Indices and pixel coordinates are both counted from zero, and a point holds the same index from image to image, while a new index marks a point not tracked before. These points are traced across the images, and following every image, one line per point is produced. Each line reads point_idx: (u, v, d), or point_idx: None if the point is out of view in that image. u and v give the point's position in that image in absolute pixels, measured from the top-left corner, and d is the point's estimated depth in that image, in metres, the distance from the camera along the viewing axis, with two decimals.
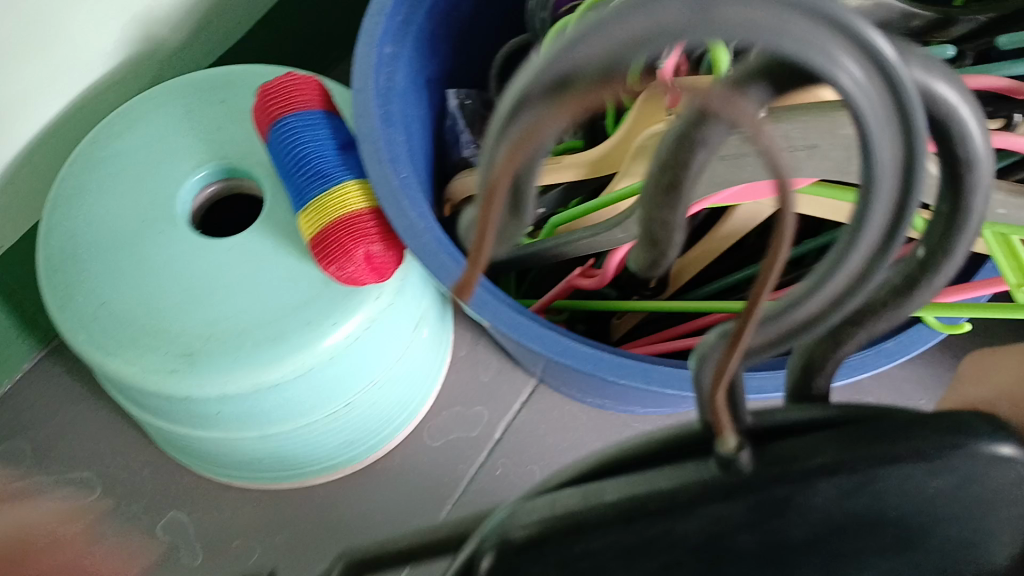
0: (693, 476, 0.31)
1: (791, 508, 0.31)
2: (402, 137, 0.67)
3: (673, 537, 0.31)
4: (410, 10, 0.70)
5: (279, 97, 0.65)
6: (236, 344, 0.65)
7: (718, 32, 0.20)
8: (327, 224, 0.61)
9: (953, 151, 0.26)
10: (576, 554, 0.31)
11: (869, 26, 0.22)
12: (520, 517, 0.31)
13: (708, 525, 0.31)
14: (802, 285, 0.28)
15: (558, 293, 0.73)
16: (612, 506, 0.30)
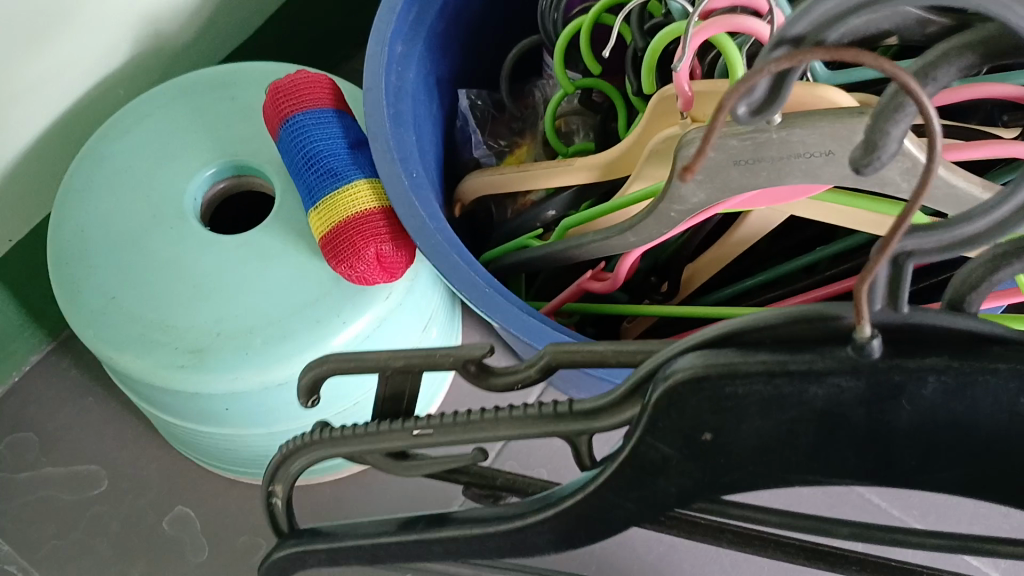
0: (835, 353, 0.30)
1: (903, 398, 0.31)
2: (413, 136, 0.67)
3: (804, 403, 0.31)
4: (421, 11, 0.70)
5: (290, 95, 0.65)
6: (244, 342, 0.65)
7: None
8: (337, 223, 0.61)
9: None
10: (725, 397, 0.32)
11: None
12: (682, 360, 0.32)
13: (834, 399, 0.31)
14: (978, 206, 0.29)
15: (569, 297, 0.73)
16: (760, 363, 0.31)
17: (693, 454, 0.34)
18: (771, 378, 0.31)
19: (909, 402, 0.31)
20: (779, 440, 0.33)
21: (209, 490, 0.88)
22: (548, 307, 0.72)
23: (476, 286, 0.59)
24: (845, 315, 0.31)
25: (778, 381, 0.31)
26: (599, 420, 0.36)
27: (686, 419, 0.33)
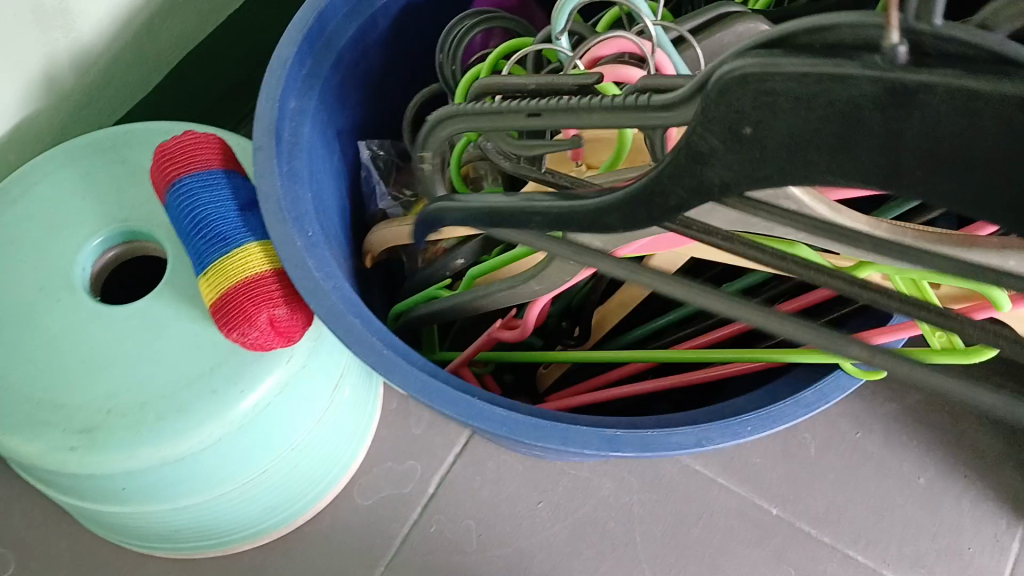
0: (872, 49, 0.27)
1: (916, 107, 0.27)
2: (309, 194, 0.65)
3: (846, 106, 0.28)
4: (315, 64, 0.68)
5: (176, 158, 0.63)
6: (138, 418, 0.62)
7: None
8: (227, 288, 0.59)
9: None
10: (770, 88, 0.29)
11: None
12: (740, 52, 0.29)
13: (873, 99, 0.27)
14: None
15: (481, 347, 0.71)
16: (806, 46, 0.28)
17: (734, 146, 0.31)
18: (806, 78, 0.28)
19: (922, 114, 0.27)
20: (810, 138, 0.30)
21: (126, 564, 0.84)
22: (458, 359, 0.70)
23: (375, 350, 0.56)
24: (871, 24, 0.27)
25: (812, 79, 0.28)
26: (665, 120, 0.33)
27: (726, 110, 0.30)
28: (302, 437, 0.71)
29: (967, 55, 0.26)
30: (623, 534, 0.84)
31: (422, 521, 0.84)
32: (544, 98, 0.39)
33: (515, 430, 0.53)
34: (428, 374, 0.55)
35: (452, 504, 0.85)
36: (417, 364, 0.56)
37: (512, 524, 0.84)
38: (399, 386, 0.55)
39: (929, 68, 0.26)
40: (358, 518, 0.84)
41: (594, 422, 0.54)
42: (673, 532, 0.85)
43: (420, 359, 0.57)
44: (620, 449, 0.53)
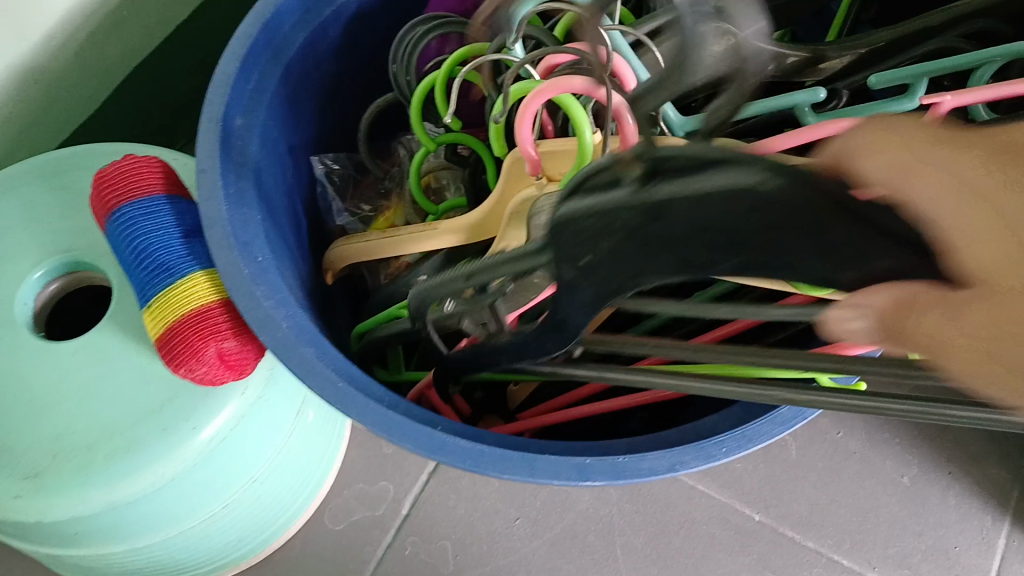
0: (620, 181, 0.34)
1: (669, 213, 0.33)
2: (258, 215, 0.62)
3: (623, 226, 0.35)
4: (261, 78, 0.65)
5: (115, 184, 0.60)
6: (84, 461, 0.58)
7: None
8: (172, 321, 0.56)
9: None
10: (572, 232, 0.39)
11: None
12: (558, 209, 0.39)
13: (629, 223, 0.35)
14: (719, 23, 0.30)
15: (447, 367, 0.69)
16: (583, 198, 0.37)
17: (582, 274, 0.41)
18: (595, 213, 0.36)
19: (688, 216, 0.32)
20: (635, 245, 0.36)
21: None
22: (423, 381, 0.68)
23: (329, 383, 0.54)
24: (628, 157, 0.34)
25: (598, 214, 0.36)
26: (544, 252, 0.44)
27: (567, 241, 0.40)
28: (264, 467, 0.68)
29: (690, 158, 0.31)
30: (603, 548, 0.82)
31: (396, 544, 0.81)
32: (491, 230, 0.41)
33: (480, 463, 0.51)
34: (386, 408, 0.53)
35: (426, 524, 0.82)
36: (374, 397, 0.54)
37: (489, 542, 0.82)
38: (356, 421, 0.52)
39: (666, 184, 0.32)
40: (330, 543, 0.81)
41: (559, 448, 0.52)
42: (655, 544, 0.83)
43: (378, 391, 0.54)
44: (590, 478, 0.50)
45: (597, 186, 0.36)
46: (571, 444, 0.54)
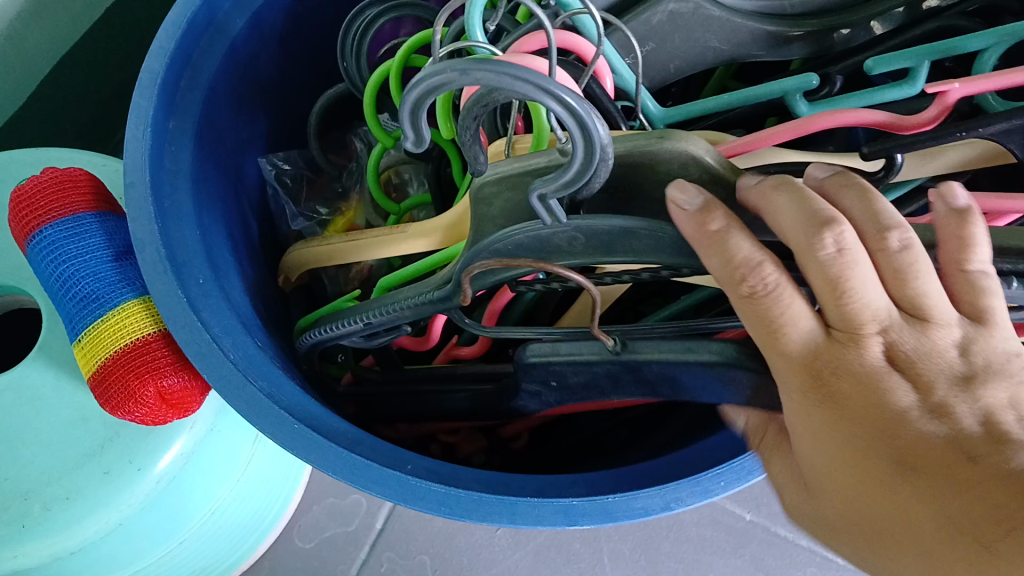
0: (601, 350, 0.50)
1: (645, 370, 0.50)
2: (197, 231, 0.56)
3: (618, 375, 0.51)
4: (194, 74, 0.59)
5: (33, 205, 0.54)
6: (20, 512, 0.53)
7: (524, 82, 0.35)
8: (105, 359, 0.50)
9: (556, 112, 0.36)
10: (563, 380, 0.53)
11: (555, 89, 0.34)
12: (538, 351, 0.52)
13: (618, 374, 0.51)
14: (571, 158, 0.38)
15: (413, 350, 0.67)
16: (563, 355, 0.51)
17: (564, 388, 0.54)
18: (574, 364, 0.51)
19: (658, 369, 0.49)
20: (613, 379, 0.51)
21: None
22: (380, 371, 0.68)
23: (286, 426, 0.48)
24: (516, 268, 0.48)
25: (578, 364, 0.51)
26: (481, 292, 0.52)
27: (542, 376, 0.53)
28: (222, 499, 0.63)
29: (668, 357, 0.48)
30: (589, 555, 0.78)
31: (372, 560, 0.77)
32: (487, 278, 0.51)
33: (455, 509, 0.47)
34: (351, 451, 0.48)
35: (402, 538, 0.78)
36: (337, 438, 0.49)
37: (470, 555, 0.78)
38: (316, 467, 0.48)
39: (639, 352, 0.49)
40: (300, 563, 0.77)
41: (540, 491, 0.48)
42: (644, 549, 0.79)
43: (340, 429, 0.50)
44: (578, 522, 0.47)
45: (482, 273, 0.50)
46: (553, 480, 0.50)
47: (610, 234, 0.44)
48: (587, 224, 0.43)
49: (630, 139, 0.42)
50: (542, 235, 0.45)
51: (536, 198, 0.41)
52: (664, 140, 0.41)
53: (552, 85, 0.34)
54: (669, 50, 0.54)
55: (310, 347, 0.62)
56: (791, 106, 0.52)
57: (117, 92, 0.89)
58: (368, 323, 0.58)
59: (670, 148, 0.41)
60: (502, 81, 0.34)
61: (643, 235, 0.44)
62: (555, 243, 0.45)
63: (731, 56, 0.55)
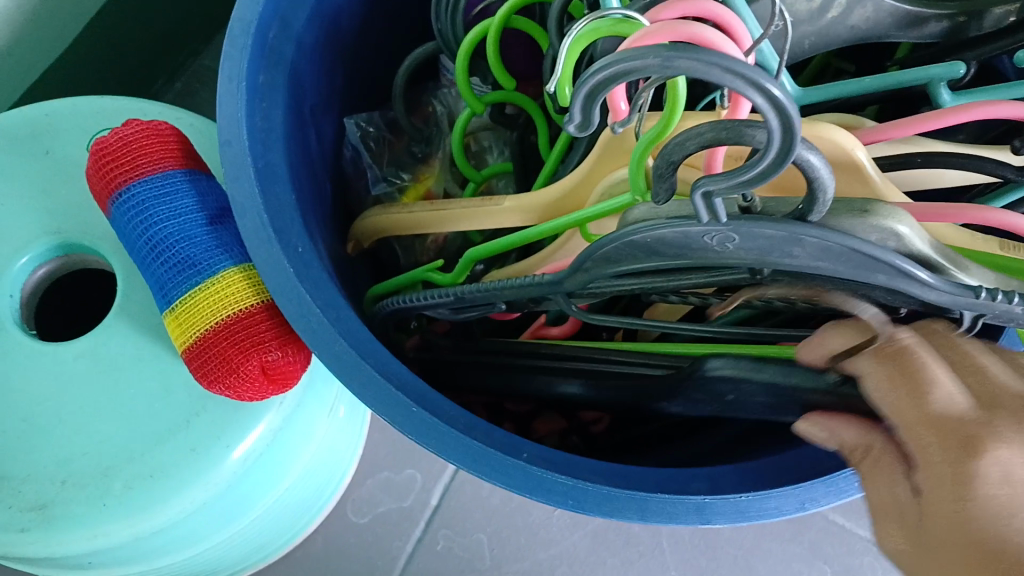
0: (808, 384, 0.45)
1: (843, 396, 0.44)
2: (292, 195, 0.52)
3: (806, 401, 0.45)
4: (286, 25, 0.54)
5: (118, 160, 0.50)
6: (100, 489, 0.50)
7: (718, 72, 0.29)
8: (206, 329, 0.47)
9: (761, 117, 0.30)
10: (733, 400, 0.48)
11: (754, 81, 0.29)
12: (717, 367, 0.48)
13: (813, 395, 0.45)
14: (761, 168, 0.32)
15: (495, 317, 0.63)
16: (760, 386, 0.46)
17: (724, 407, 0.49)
18: (768, 390, 0.46)
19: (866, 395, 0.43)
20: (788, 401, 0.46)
21: None
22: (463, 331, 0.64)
23: (403, 409, 0.46)
24: (646, 253, 0.42)
25: (775, 394, 0.46)
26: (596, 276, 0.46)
27: (710, 394, 0.48)
28: (294, 477, 0.61)
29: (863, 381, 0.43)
30: (648, 539, 0.77)
31: (427, 537, 0.75)
32: (608, 267, 0.44)
33: (582, 502, 0.45)
34: (470, 436, 0.45)
35: (458, 516, 0.76)
36: (449, 419, 0.46)
37: (527, 535, 0.76)
38: (435, 454, 0.45)
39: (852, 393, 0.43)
40: (354, 538, 0.75)
41: (664, 482, 0.47)
42: (703, 534, 0.77)
43: (449, 409, 0.47)
44: (711, 520, 0.45)
45: (606, 260, 0.44)
46: (673, 472, 0.48)
47: (772, 240, 0.38)
48: (753, 226, 0.37)
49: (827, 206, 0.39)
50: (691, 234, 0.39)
51: (700, 194, 0.35)
52: (866, 214, 0.38)
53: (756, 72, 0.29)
54: (806, 28, 0.51)
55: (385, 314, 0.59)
56: (934, 95, 0.51)
57: (162, 38, 0.84)
58: (460, 296, 0.53)
59: (874, 224, 0.38)
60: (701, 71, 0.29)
61: (810, 244, 0.37)
62: (699, 246, 0.40)
63: (866, 36, 0.52)
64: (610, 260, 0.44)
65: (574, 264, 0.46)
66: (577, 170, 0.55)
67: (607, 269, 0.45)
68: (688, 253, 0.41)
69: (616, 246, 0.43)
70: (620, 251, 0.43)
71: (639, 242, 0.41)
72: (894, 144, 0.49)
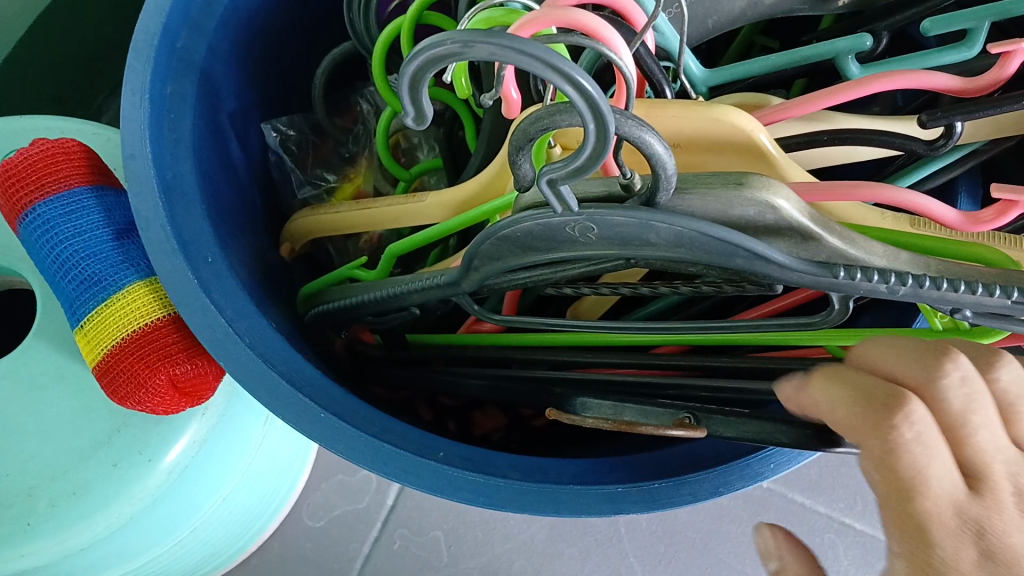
0: (605, 191, 0.39)
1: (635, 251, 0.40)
2: (201, 206, 0.52)
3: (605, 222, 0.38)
4: (192, 32, 0.53)
5: (23, 178, 0.49)
6: (24, 510, 0.49)
7: (530, 60, 0.30)
8: (114, 345, 0.47)
9: (581, 101, 0.31)
10: (550, 242, 0.41)
11: (572, 69, 0.30)
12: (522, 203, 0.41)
13: (616, 227, 0.38)
14: (580, 156, 0.34)
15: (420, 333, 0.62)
16: (555, 216, 0.39)
17: (533, 251, 0.43)
18: (556, 224, 0.40)
19: (656, 227, 0.38)
20: (587, 242, 0.41)
21: None
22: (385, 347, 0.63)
23: (311, 414, 0.45)
24: (545, 244, 0.42)
25: (564, 225, 0.39)
26: (493, 270, 0.46)
27: (517, 243, 0.42)
28: (234, 486, 0.60)
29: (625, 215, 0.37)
30: (606, 527, 0.77)
31: (384, 537, 0.75)
32: (507, 265, 0.45)
33: (496, 499, 0.44)
34: (380, 438, 0.45)
35: (414, 515, 0.76)
36: (361, 424, 0.46)
37: (484, 529, 0.76)
38: (345, 458, 0.44)
39: (626, 210, 0.37)
40: (311, 542, 0.74)
41: (582, 474, 0.46)
42: (660, 519, 0.77)
43: (364, 413, 0.47)
44: (624, 509, 0.45)
45: (494, 254, 0.44)
46: (594, 463, 0.47)
47: (627, 227, 0.38)
48: (604, 214, 0.38)
49: (705, 182, 0.38)
50: (553, 225, 0.40)
51: (546, 184, 0.36)
52: (742, 187, 0.37)
53: (566, 63, 0.30)
54: (709, 6, 0.50)
55: (315, 317, 0.59)
56: (843, 69, 0.50)
57: (101, 50, 0.83)
58: (377, 300, 0.53)
59: (750, 197, 0.37)
60: (512, 60, 0.30)
61: (662, 230, 0.38)
62: (565, 235, 0.40)
63: (774, 10, 0.52)
64: (496, 253, 0.44)
65: (474, 268, 0.46)
66: (493, 163, 0.54)
67: (500, 266, 0.45)
68: (556, 244, 0.41)
69: (502, 234, 0.42)
70: (511, 244, 0.43)
71: (520, 234, 0.41)
72: (801, 122, 0.49)
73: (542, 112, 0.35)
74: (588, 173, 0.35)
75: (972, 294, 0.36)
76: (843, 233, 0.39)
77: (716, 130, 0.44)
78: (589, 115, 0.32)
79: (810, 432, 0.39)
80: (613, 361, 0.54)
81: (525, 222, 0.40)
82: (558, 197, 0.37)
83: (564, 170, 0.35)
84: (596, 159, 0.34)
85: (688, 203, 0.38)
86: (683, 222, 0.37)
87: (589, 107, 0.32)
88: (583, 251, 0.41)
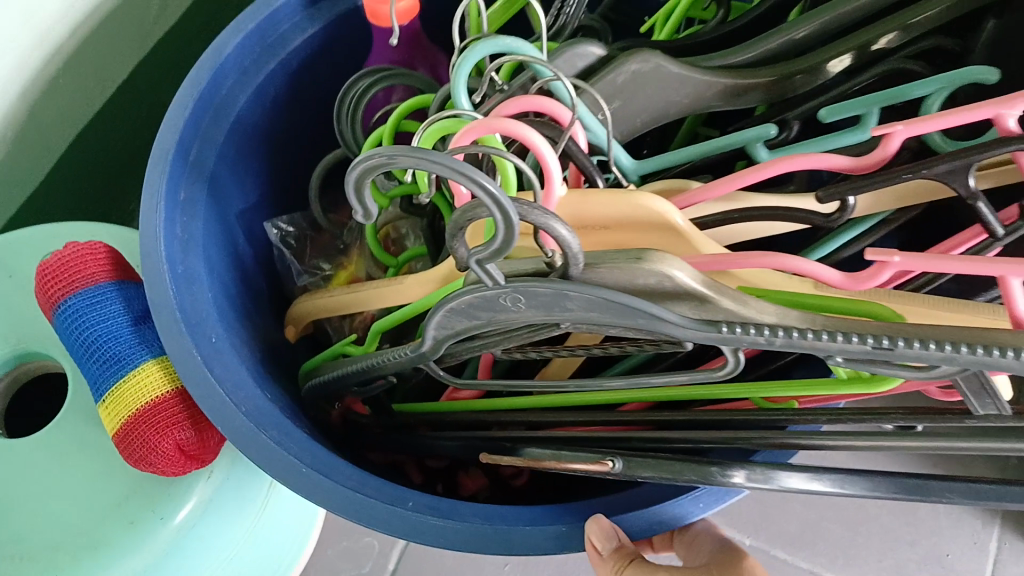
0: (534, 267, 0.47)
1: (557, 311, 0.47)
2: (207, 293, 0.60)
3: (529, 292, 0.45)
4: (202, 148, 0.62)
5: (59, 275, 0.57)
6: (51, 562, 0.57)
7: (444, 168, 0.38)
8: (128, 415, 0.54)
9: (489, 199, 0.39)
10: (491, 313, 0.49)
11: (478, 174, 0.38)
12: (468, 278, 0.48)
13: (540, 297, 0.46)
14: (497, 243, 0.42)
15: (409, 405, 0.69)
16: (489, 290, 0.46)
17: (476, 319, 0.50)
18: (492, 297, 0.47)
19: (572, 295, 0.45)
20: (522, 311, 0.47)
21: None
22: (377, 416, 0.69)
23: (294, 469, 0.52)
24: (487, 315, 0.49)
25: (499, 298, 0.47)
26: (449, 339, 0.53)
27: (466, 318, 0.50)
28: (243, 550, 0.67)
29: (542, 287, 0.45)
30: None
31: None
32: (460, 334, 0.52)
33: (456, 542, 0.51)
34: (357, 491, 0.52)
35: None
36: (342, 479, 0.53)
37: None
38: (323, 507, 0.51)
39: (545, 282, 0.45)
40: None
41: (535, 517, 0.52)
42: None
43: (346, 470, 0.54)
44: (569, 545, 0.51)
45: (446, 326, 0.51)
46: (546, 509, 0.53)
47: (546, 296, 0.45)
48: (525, 286, 0.45)
49: (611, 256, 0.44)
50: (488, 297, 0.47)
51: (476, 264, 0.44)
52: (641, 261, 0.43)
53: (472, 170, 0.38)
54: (635, 108, 0.58)
55: (311, 391, 0.65)
56: (753, 153, 0.57)
57: (133, 164, 0.94)
58: (359, 370, 0.60)
59: (649, 269, 0.44)
60: (428, 169, 0.38)
61: (576, 298, 0.45)
62: (499, 305, 0.47)
63: (694, 109, 0.59)
64: (447, 325, 0.51)
65: (436, 339, 0.53)
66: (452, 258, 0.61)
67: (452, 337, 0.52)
68: (494, 313, 0.48)
69: (450, 306, 0.49)
70: (460, 315, 0.50)
71: (464, 307, 0.48)
72: (718, 203, 0.56)
73: (463, 206, 0.42)
74: (506, 252, 0.42)
75: (838, 341, 0.43)
76: (734, 294, 0.45)
77: (634, 213, 0.51)
78: (495, 207, 0.39)
79: (714, 468, 0.46)
80: (570, 420, 0.61)
81: (467, 294, 0.48)
82: (490, 275, 0.45)
83: (487, 252, 0.43)
84: (507, 242, 0.41)
85: (598, 274, 0.45)
86: (590, 291, 0.44)
87: (499, 203, 0.39)
88: (519, 318, 0.48)
